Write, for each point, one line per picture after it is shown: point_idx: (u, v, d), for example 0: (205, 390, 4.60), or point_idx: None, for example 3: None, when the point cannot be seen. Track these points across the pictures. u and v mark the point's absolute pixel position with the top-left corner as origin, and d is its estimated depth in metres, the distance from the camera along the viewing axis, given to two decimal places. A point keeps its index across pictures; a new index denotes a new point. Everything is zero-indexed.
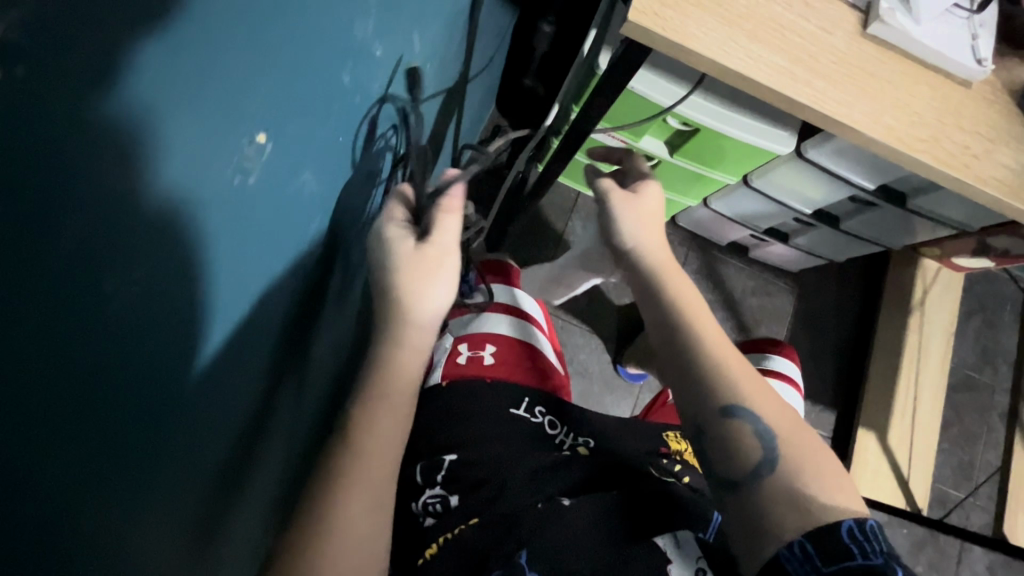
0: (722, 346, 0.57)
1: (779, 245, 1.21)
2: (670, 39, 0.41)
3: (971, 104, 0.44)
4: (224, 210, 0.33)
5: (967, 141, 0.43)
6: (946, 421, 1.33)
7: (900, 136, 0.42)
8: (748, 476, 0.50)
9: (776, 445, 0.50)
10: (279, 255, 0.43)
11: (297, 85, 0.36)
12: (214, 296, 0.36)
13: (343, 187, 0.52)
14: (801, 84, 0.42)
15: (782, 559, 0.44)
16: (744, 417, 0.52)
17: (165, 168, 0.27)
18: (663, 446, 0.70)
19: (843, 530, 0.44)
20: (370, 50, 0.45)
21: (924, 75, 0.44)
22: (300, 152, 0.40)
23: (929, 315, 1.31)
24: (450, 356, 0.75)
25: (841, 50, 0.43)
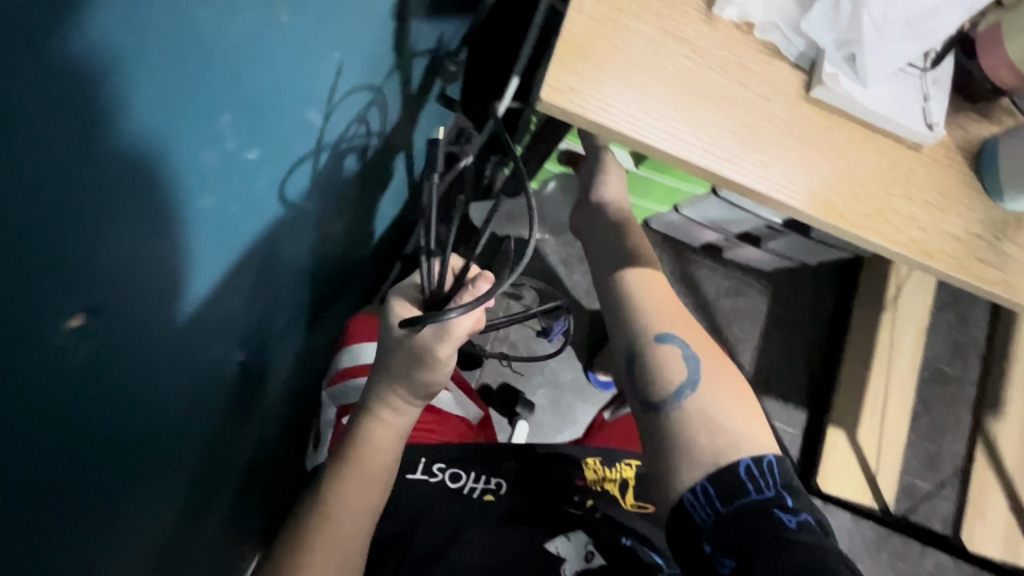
0: (672, 322, 0.61)
1: (751, 247, 1.19)
2: (588, 120, 0.38)
3: (921, 170, 0.41)
4: (103, 241, 0.28)
5: (912, 211, 0.40)
6: (915, 415, 1.35)
7: (841, 212, 0.39)
8: (667, 401, 0.56)
9: (699, 372, 0.57)
10: (201, 359, 0.41)
11: (244, 140, 0.36)
12: (142, 402, 0.35)
13: (275, 258, 0.48)
14: (732, 162, 0.39)
15: (687, 504, 0.50)
16: (673, 343, 0.59)
17: (105, 147, 0.26)
18: (579, 479, 0.69)
19: (740, 468, 0.50)
20: (253, 177, 0.39)
21: (872, 140, 0.41)
22: (150, 299, 0.33)
23: (902, 311, 1.31)
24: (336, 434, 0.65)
25: (779, 117, 0.40)
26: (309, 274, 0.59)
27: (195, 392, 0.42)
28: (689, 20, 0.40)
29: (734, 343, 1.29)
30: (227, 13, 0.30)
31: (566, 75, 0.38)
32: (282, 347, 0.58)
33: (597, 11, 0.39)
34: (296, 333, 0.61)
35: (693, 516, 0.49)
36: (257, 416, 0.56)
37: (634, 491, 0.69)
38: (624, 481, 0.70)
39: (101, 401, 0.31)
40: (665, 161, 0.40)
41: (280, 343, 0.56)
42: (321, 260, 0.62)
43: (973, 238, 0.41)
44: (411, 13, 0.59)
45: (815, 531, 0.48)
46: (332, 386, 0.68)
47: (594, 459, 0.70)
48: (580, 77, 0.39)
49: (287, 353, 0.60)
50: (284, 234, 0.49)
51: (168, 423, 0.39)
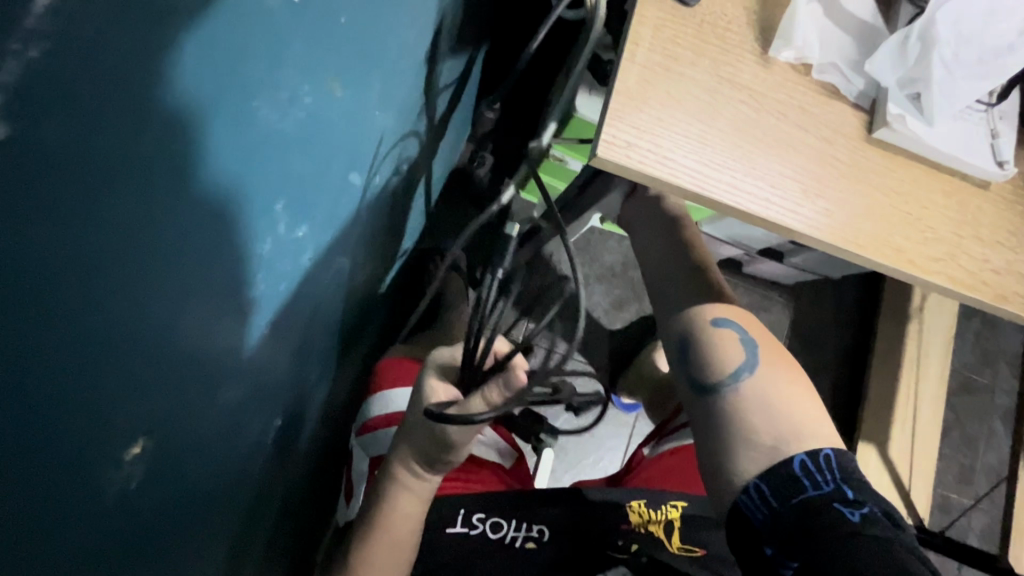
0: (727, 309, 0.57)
1: (773, 262, 1.17)
2: (647, 173, 0.37)
3: (990, 209, 0.39)
4: (174, 326, 0.28)
5: (987, 254, 0.38)
6: (947, 427, 1.32)
7: (912, 259, 0.37)
8: (724, 381, 0.51)
9: (756, 354, 0.52)
10: (251, 436, 0.40)
11: (293, 220, 0.37)
12: (196, 499, 0.33)
13: (310, 314, 0.47)
14: (796, 212, 0.37)
15: (741, 505, 0.45)
16: (729, 327, 0.55)
17: (191, 201, 0.26)
18: (622, 523, 0.69)
19: (795, 464, 0.45)
20: (296, 251, 0.39)
21: (940, 180, 0.39)
22: (206, 385, 0.32)
23: (929, 321, 1.28)
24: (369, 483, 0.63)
25: (844, 160, 0.38)
26: (339, 321, 0.58)
27: (251, 461, 0.42)
28: (745, 63, 0.39)
29: None
30: (291, 101, 0.32)
31: (620, 128, 0.37)
32: (314, 399, 0.56)
33: (651, 59, 0.38)
34: (327, 380, 0.60)
35: (748, 516, 0.45)
36: (294, 475, 0.55)
37: (680, 533, 0.68)
38: (668, 523, 0.69)
39: (157, 517, 0.30)
40: (728, 213, 0.38)
41: (312, 395, 0.55)
42: (352, 304, 0.60)
43: None
44: (440, 52, 0.58)
45: (882, 525, 0.43)
46: (363, 435, 0.66)
47: (638, 502, 0.70)
48: (638, 129, 0.37)
49: (318, 403, 0.58)
50: (320, 288, 0.47)
51: (231, 495, 0.39)
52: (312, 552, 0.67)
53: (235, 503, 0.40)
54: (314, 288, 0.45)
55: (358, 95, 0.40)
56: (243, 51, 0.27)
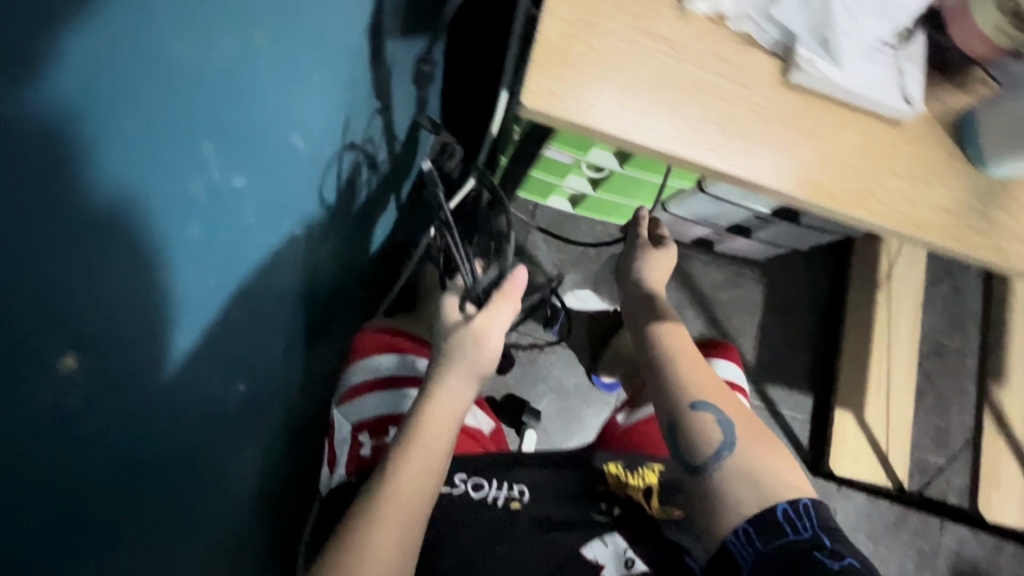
0: (706, 391, 0.65)
1: (743, 239, 1.20)
2: (574, 122, 0.39)
3: (902, 144, 0.41)
4: (98, 246, 0.31)
5: (900, 185, 0.41)
6: (920, 391, 1.35)
7: (832, 194, 0.40)
8: (709, 462, 0.61)
9: (733, 431, 0.62)
10: (206, 393, 0.43)
11: (228, 167, 0.40)
12: (151, 427, 0.37)
13: (275, 261, 0.51)
14: (715, 150, 0.40)
15: (731, 545, 0.56)
16: (709, 411, 0.63)
17: (104, 146, 0.30)
18: (601, 484, 0.72)
19: (779, 512, 0.56)
20: (238, 196, 0.42)
21: (856, 119, 0.41)
22: (147, 317, 0.36)
23: (897, 288, 1.32)
24: (351, 448, 0.64)
25: (763, 105, 0.41)
26: (302, 299, 0.59)
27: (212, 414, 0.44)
28: (664, 18, 0.41)
29: (736, 333, 1.30)
30: (211, 46, 0.36)
31: (547, 79, 0.39)
32: (283, 374, 0.57)
33: (572, 15, 0.40)
34: (296, 361, 0.61)
35: (736, 556, 0.55)
36: (274, 446, 0.57)
37: (658, 497, 0.71)
38: (648, 488, 0.71)
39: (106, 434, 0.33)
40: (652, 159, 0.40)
41: (280, 372, 0.56)
42: (314, 283, 0.62)
43: (961, 207, 0.41)
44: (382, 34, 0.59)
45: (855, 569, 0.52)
46: (345, 401, 0.68)
47: (617, 465, 0.72)
48: (566, 81, 0.39)
49: (290, 383, 0.60)
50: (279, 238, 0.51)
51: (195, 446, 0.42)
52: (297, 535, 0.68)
53: (206, 456, 0.43)
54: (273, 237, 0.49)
55: (285, 60, 0.44)
56: (139, 31, 0.31)
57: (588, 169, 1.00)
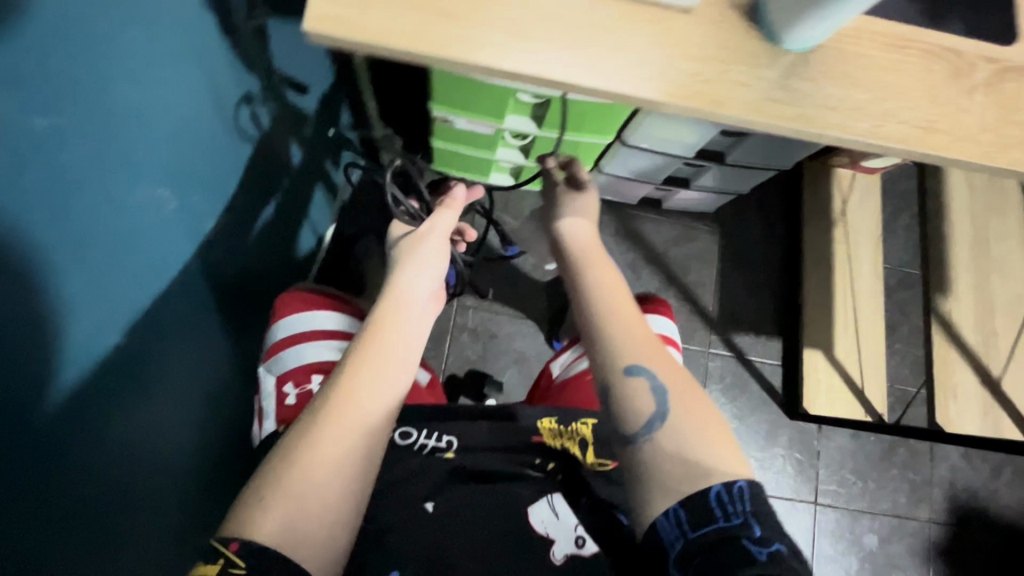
0: (645, 348, 0.51)
1: (685, 190, 1.21)
2: (356, 40, 0.37)
3: (696, 31, 0.41)
4: None
5: (694, 68, 0.41)
6: (893, 324, 1.33)
7: (628, 82, 0.40)
8: (638, 434, 0.49)
9: (667, 397, 0.50)
10: (38, 351, 0.42)
11: (34, 107, 0.38)
12: None
13: (140, 204, 0.51)
14: (503, 55, 0.39)
15: (657, 527, 0.45)
16: (643, 375, 0.50)
17: None
18: (533, 436, 0.71)
19: (710, 495, 0.45)
20: (63, 136, 0.41)
21: (641, 13, 0.41)
22: None
23: (853, 223, 1.31)
24: (277, 399, 0.69)
25: (546, 9, 0.40)
26: (193, 266, 0.62)
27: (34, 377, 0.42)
28: None
29: (694, 286, 1.31)
30: None
31: (330, 5, 0.37)
32: (166, 340, 0.57)
33: None
34: (196, 337, 0.63)
35: (663, 540, 0.45)
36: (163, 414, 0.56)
37: (592, 448, 0.68)
38: (582, 439, 0.69)
39: None
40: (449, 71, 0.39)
41: (163, 338, 0.57)
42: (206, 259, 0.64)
43: (761, 82, 0.42)
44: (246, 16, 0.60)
45: (788, 563, 0.42)
46: (267, 359, 0.72)
47: (551, 418, 0.71)
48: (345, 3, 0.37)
49: (179, 351, 0.60)
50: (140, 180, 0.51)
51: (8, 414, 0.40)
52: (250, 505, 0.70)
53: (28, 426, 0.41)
54: (129, 185, 0.49)
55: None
56: None
57: (513, 137, 1.03)
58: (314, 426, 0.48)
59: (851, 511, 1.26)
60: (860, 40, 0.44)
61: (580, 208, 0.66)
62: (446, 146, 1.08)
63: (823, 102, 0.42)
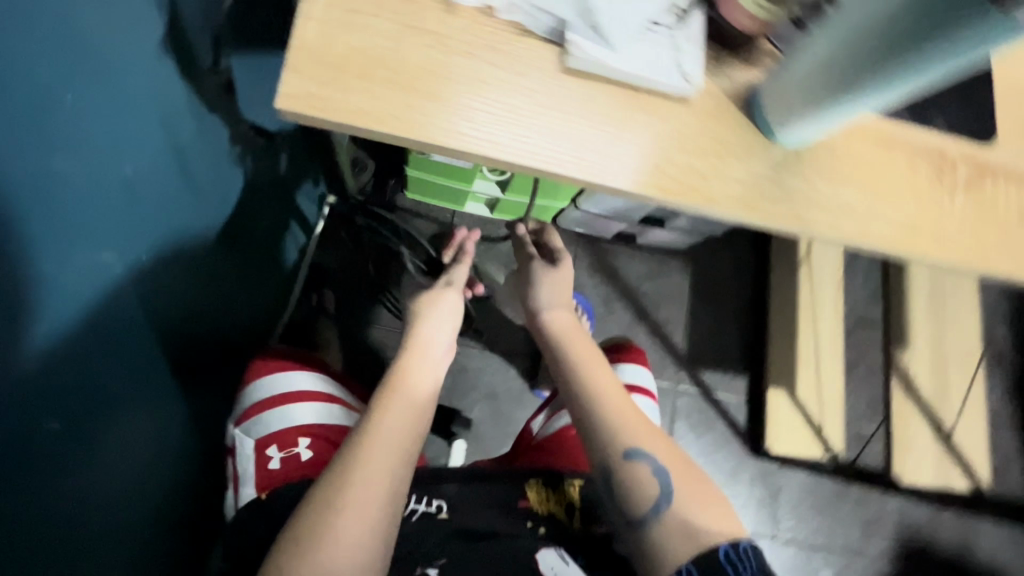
0: (639, 428, 0.48)
1: (659, 229, 1.21)
2: (334, 121, 0.34)
3: (693, 122, 0.40)
4: None
5: (692, 162, 0.40)
6: (852, 364, 1.36)
7: (622, 174, 0.38)
8: (643, 518, 0.45)
9: (670, 479, 0.46)
10: None
11: None
12: None
13: (83, 258, 0.45)
14: (492, 142, 0.36)
15: None
16: (642, 460, 0.47)
17: None
18: (522, 499, 0.64)
19: (721, 552, 0.41)
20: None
21: (637, 101, 0.39)
22: None
23: (817, 265, 1.35)
24: (258, 463, 0.64)
25: (540, 95, 0.37)
26: (156, 329, 0.55)
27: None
28: (427, 10, 0.36)
29: (664, 323, 1.32)
30: None
31: (302, 80, 0.34)
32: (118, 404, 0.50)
33: (329, 13, 0.34)
34: (163, 403, 0.57)
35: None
36: (117, 493, 0.49)
37: (580, 513, 0.63)
38: (569, 502, 0.63)
39: None
40: (434, 154, 0.37)
41: (115, 405, 0.50)
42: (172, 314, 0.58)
43: (758, 179, 0.41)
44: (206, 53, 0.55)
45: None
46: (242, 422, 0.65)
47: (538, 480, 0.65)
48: (324, 80, 0.34)
49: (143, 413, 0.54)
50: (91, 225, 0.45)
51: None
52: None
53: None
54: (71, 229, 0.43)
55: None
56: None
57: (491, 172, 1.01)
58: (339, 488, 0.44)
59: (808, 547, 1.29)
60: (853, 136, 0.43)
61: (558, 285, 0.63)
62: (421, 176, 1.05)
63: (816, 201, 0.42)
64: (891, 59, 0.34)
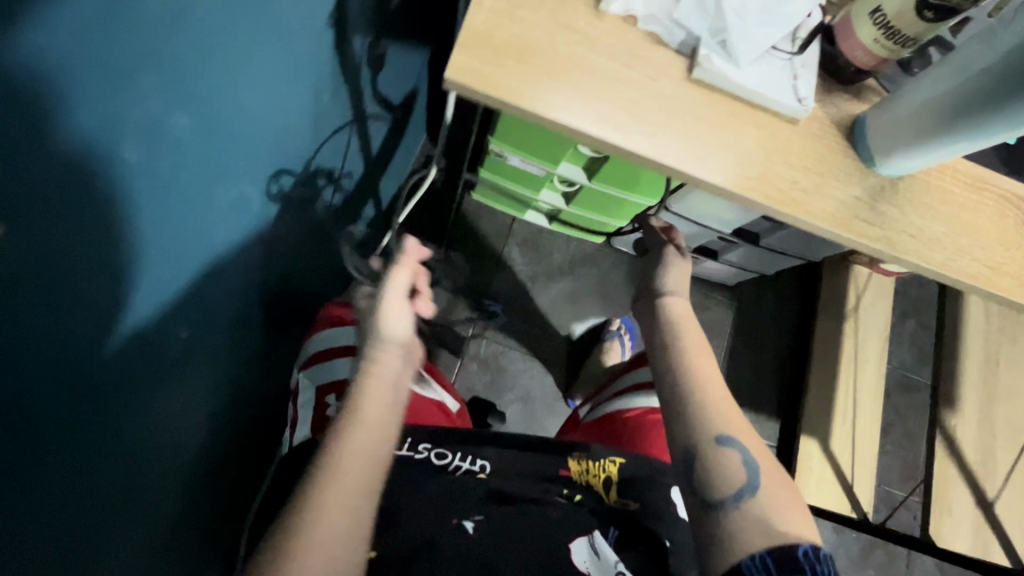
0: (731, 417, 0.50)
1: (711, 261, 1.23)
2: (491, 94, 0.39)
3: (799, 142, 0.43)
4: (36, 166, 0.33)
5: (794, 176, 0.43)
6: (887, 424, 1.34)
7: (730, 176, 0.42)
8: (725, 502, 0.45)
9: (759, 473, 0.47)
10: (153, 300, 0.46)
11: (175, 107, 0.42)
12: (74, 331, 0.38)
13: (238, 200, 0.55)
14: (619, 131, 0.40)
15: (743, 568, 0.41)
16: (733, 447, 0.48)
17: (39, 87, 0.31)
18: (562, 469, 0.67)
19: (800, 551, 0.41)
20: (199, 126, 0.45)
21: (752, 115, 0.43)
22: (90, 224, 0.38)
23: (864, 320, 1.34)
24: (315, 409, 0.66)
25: (666, 97, 0.42)
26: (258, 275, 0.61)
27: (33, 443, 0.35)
28: (579, 12, 0.41)
29: None
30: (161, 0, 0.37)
31: (468, 57, 0.39)
32: (216, 328, 0.57)
33: (497, 5, 0.40)
34: (237, 338, 0.63)
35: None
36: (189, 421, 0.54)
37: (617, 489, 0.64)
38: (607, 479, 0.65)
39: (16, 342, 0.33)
40: (565, 135, 0.41)
41: (214, 332, 0.57)
42: None
43: (855, 201, 0.44)
44: (352, 30, 0.62)
45: None
46: (307, 368, 0.71)
47: (578, 453, 0.68)
48: (486, 59, 0.39)
49: (225, 345, 0.60)
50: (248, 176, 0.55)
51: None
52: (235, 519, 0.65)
53: (55, 468, 0.38)
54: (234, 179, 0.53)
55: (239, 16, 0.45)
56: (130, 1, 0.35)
57: (560, 183, 1.06)
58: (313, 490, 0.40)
59: None
60: (946, 176, 0.46)
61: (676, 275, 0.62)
62: (492, 178, 1.10)
63: (906, 229, 0.45)
64: (984, 112, 0.37)
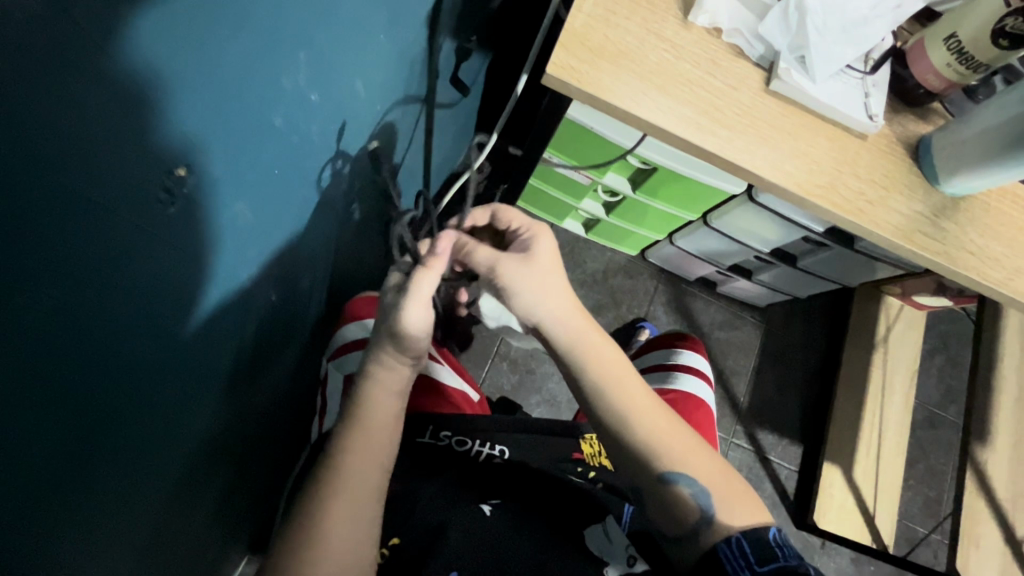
0: (680, 453, 0.50)
1: (743, 280, 1.25)
2: (586, 92, 0.42)
3: (867, 156, 0.46)
4: (208, 124, 0.32)
5: (862, 188, 0.45)
6: (912, 458, 1.32)
7: (799, 181, 0.44)
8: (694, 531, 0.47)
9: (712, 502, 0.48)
10: (253, 258, 0.45)
11: (314, 83, 0.42)
12: (202, 284, 0.38)
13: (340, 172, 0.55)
14: (701, 133, 0.43)
15: (720, 554, 0.44)
16: (683, 483, 0.49)
17: (229, 50, 0.31)
18: (575, 451, 0.68)
19: (769, 534, 0.45)
20: (324, 95, 0.44)
21: (823, 127, 0.46)
22: (236, 183, 0.38)
23: (893, 350, 1.34)
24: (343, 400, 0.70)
25: (745, 105, 0.44)
26: (328, 252, 0.64)
27: (54, 485, 0.30)
28: (668, 22, 0.44)
29: (728, 373, 1.33)
30: None
31: (568, 56, 0.42)
32: (294, 302, 0.59)
33: (595, 10, 0.43)
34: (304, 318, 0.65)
35: (726, 568, 0.44)
36: (250, 394, 0.54)
37: None
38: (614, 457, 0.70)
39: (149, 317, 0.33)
40: (649, 134, 0.44)
41: (288, 310, 0.58)
42: (337, 244, 0.66)
43: (916, 215, 0.46)
44: (440, 33, 0.66)
45: None
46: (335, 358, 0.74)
47: (589, 435, 0.69)
48: (582, 59, 0.43)
49: (296, 316, 0.62)
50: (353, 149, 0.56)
51: (78, 480, 0.32)
52: (259, 494, 0.68)
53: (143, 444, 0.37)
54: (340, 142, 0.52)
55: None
56: None
57: (603, 192, 1.09)
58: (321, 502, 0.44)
59: None
60: (1006, 200, 0.48)
61: (535, 278, 0.54)
62: (537, 184, 1.13)
63: (966, 246, 0.47)
64: None
